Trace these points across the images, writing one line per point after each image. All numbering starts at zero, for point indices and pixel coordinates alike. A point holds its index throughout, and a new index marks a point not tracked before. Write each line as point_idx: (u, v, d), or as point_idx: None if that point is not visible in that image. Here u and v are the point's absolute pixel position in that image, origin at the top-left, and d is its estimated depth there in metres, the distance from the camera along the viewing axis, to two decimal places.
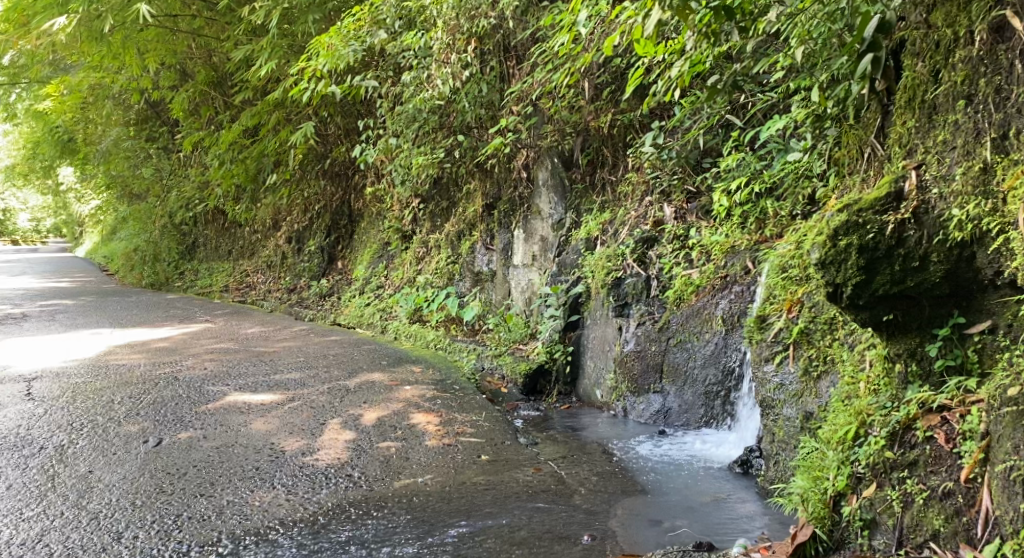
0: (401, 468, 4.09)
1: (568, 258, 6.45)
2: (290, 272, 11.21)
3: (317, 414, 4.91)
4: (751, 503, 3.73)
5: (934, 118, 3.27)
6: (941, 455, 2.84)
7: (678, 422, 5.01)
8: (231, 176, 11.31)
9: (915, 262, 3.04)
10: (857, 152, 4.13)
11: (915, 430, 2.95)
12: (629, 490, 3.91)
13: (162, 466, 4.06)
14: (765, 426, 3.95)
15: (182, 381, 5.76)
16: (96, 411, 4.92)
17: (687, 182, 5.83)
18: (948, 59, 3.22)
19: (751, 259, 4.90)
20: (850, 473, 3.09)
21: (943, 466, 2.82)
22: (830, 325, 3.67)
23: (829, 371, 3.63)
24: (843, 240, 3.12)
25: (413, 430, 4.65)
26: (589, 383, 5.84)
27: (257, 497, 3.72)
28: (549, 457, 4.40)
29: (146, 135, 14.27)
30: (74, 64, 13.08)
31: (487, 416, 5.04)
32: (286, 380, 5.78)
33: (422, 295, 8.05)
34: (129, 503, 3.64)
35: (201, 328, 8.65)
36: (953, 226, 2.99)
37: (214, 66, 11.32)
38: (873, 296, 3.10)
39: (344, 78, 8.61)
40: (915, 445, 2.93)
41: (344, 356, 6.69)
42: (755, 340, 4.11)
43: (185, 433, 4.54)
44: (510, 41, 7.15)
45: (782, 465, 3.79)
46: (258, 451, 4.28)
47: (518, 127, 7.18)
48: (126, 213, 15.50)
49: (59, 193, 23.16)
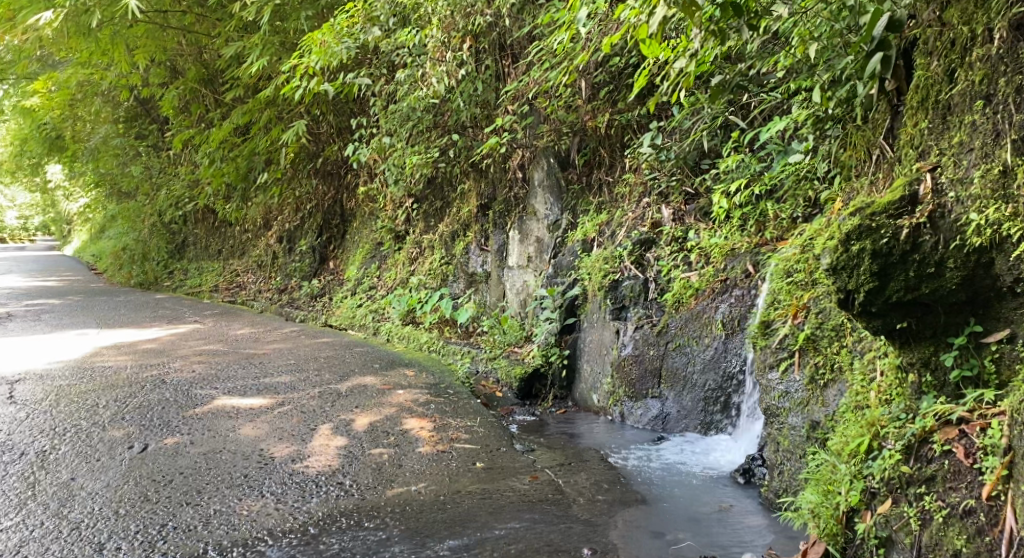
0: (394, 476, 3.98)
1: (565, 260, 6.36)
2: (281, 272, 11.08)
3: (308, 419, 4.79)
4: (755, 516, 3.64)
5: (949, 118, 3.19)
6: (960, 470, 2.76)
7: (677, 428, 4.91)
8: (221, 175, 11.14)
9: (930, 268, 2.98)
10: (864, 153, 4.05)
11: (932, 444, 2.87)
12: (631, 500, 3.81)
13: (147, 473, 3.94)
14: (770, 434, 3.87)
15: (170, 383, 5.63)
16: (80, 415, 4.79)
17: (685, 184, 5.73)
18: (965, 58, 3.14)
19: (752, 262, 4.79)
20: (863, 488, 3.00)
21: (963, 482, 2.73)
22: (837, 332, 3.59)
23: (836, 379, 3.55)
24: (855, 245, 3.05)
25: (407, 436, 4.54)
26: (584, 387, 5.73)
27: (246, 506, 3.61)
28: (546, 464, 4.30)
29: (135, 133, 14.20)
30: (63, 60, 12.92)
31: (482, 421, 4.93)
32: (276, 383, 5.66)
33: (415, 296, 7.93)
34: (111, 512, 3.51)
35: (191, 329, 8.51)
36: (971, 231, 2.93)
37: (205, 63, 11.20)
38: (886, 303, 3.03)
39: (337, 75, 8.49)
40: (932, 460, 2.84)
41: (335, 358, 6.57)
42: (759, 347, 4.02)
43: (171, 438, 4.42)
44: (506, 39, 7.05)
45: (787, 476, 3.69)
46: (247, 457, 4.16)
47: (514, 127, 7.08)
48: (113, 211, 15.27)
49: (47, 191, 22.81)
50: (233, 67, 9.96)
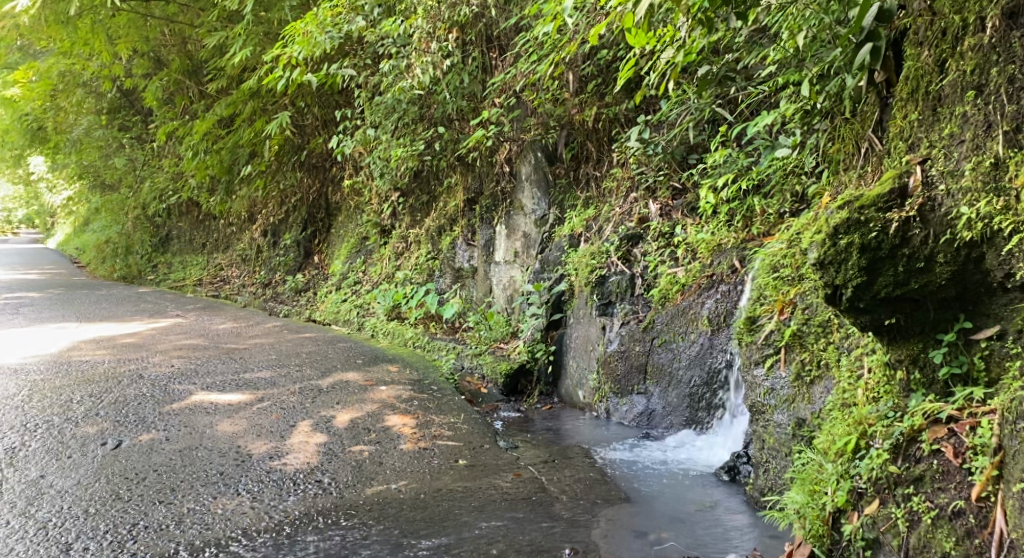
0: (374, 474, 3.89)
1: (552, 255, 6.29)
2: (265, 266, 10.97)
3: (287, 416, 4.71)
4: (739, 515, 3.59)
5: (939, 110, 3.14)
6: (949, 471, 2.71)
7: (663, 424, 4.86)
8: (205, 168, 10.92)
9: (920, 263, 2.94)
10: (853, 147, 4.00)
11: (920, 443, 2.83)
12: (614, 498, 3.75)
13: (119, 470, 3.85)
14: (755, 432, 3.80)
15: (147, 379, 5.52)
16: (53, 411, 4.68)
17: (673, 179, 5.67)
18: (956, 47, 3.09)
19: (739, 258, 4.73)
20: (850, 488, 2.94)
21: (952, 483, 2.69)
22: (824, 328, 3.54)
23: (823, 376, 3.49)
24: (843, 239, 3.01)
25: (388, 433, 4.46)
26: (570, 384, 5.66)
27: (220, 504, 3.52)
28: (530, 461, 4.23)
29: (119, 125, 13.99)
30: (44, 50, 12.73)
31: (465, 418, 4.86)
32: (257, 378, 5.56)
33: (400, 291, 7.83)
34: (80, 511, 3.42)
35: (171, 324, 8.38)
36: (961, 226, 2.87)
37: (189, 54, 11.02)
38: (874, 299, 2.99)
39: (321, 66, 8.36)
40: (920, 459, 2.79)
41: (317, 354, 6.47)
42: (744, 343, 3.96)
43: (146, 435, 4.32)
44: (492, 31, 7.08)
45: (772, 474, 3.62)
46: (223, 454, 4.07)
47: (500, 120, 6.98)
48: (97, 204, 15.06)
49: (30, 183, 22.44)
50: (216, 58, 9.83)
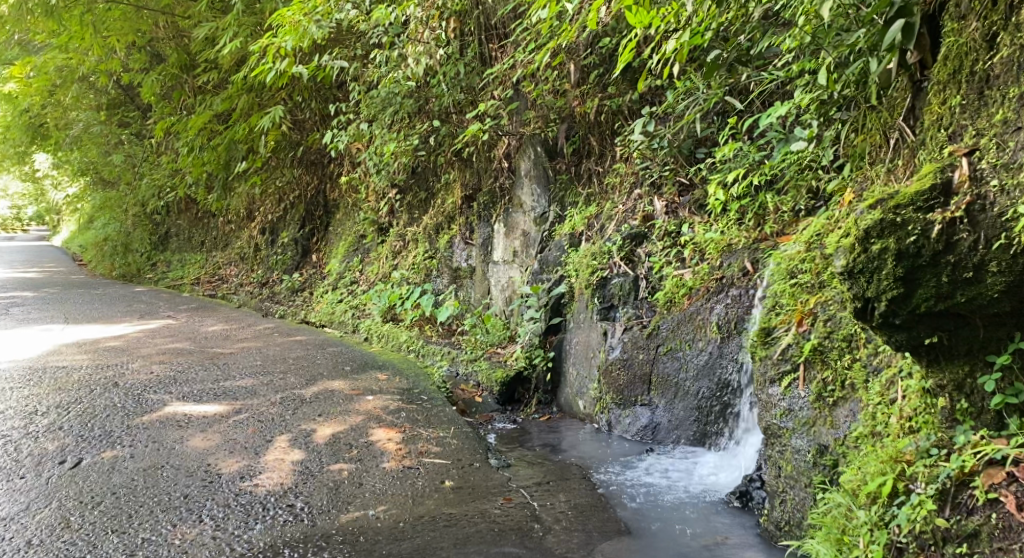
0: (351, 498, 3.55)
1: (551, 256, 5.94)
2: (263, 264, 10.69)
3: (265, 429, 4.38)
4: (753, 552, 3.25)
5: (987, 93, 2.83)
6: (1011, 527, 2.42)
7: (670, 439, 4.50)
8: (201, 164, 10.46)
9: (968, 273, 2.57)
10: (880, 138, 3.69)
11: (973, 491, 2.52)
12: (611, 531, 3.40)
13: (75, 493, 3.54)
14: (771, 458, 3.43)
15: (122, 387, 5.19)
16: (16, 424, 4.37)
17: (679, 174, 5.28)
18: (1009, 18, 2.77)
19: (751, 259, 4.36)
20: (888, 543, 2.64)
21: (1016, 542, 2.40)
22: (848, 343, 3.18)
23: (848, 397, 3.13)
24: (876, 244, 2.67)
25: (371, 449, 4.12)
26: (570, 393, 5.31)
27: (179, 534, 3.20)
28: (523, 483, 3.88)
29: (118, 121, 13.56)
30: (41, 45, 12.48)
31: (456, 432, 4.50)
32: (237, 387, 5.22)
33: (396, 292, 7.48)
34: (22, 543, 3.13)
35: (161, 326, 8.06)
36: (1018, 227, 2.48)
37: (185, 48, 10.59)
38: (913, 314, 2.66)
39: (313, 56, 7.98)
40: (974, 511, 2.50)
41: (305, 360, 6.13)
42: (758, 357, 3.57)
43: (111, 451, 4.01)
44: (489, 19, 6.72)
45: (790, 506, 3.28)
46: (190, 474, 3.74)
47: (499, 113, 6.62)
48: (95, 202, 14.66)
49: (38, 181, 21.73)
50: (208, 50, 9.45)
